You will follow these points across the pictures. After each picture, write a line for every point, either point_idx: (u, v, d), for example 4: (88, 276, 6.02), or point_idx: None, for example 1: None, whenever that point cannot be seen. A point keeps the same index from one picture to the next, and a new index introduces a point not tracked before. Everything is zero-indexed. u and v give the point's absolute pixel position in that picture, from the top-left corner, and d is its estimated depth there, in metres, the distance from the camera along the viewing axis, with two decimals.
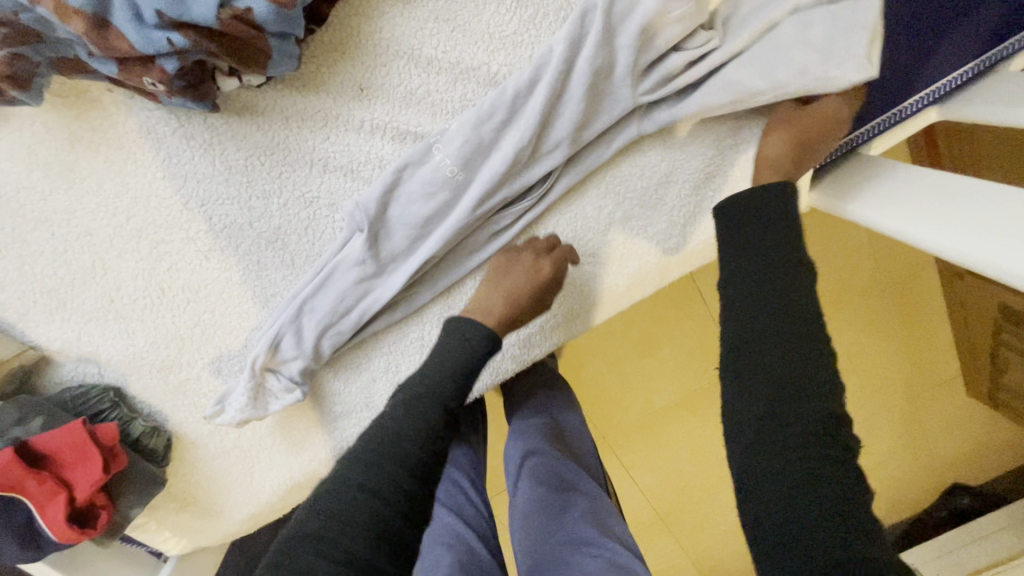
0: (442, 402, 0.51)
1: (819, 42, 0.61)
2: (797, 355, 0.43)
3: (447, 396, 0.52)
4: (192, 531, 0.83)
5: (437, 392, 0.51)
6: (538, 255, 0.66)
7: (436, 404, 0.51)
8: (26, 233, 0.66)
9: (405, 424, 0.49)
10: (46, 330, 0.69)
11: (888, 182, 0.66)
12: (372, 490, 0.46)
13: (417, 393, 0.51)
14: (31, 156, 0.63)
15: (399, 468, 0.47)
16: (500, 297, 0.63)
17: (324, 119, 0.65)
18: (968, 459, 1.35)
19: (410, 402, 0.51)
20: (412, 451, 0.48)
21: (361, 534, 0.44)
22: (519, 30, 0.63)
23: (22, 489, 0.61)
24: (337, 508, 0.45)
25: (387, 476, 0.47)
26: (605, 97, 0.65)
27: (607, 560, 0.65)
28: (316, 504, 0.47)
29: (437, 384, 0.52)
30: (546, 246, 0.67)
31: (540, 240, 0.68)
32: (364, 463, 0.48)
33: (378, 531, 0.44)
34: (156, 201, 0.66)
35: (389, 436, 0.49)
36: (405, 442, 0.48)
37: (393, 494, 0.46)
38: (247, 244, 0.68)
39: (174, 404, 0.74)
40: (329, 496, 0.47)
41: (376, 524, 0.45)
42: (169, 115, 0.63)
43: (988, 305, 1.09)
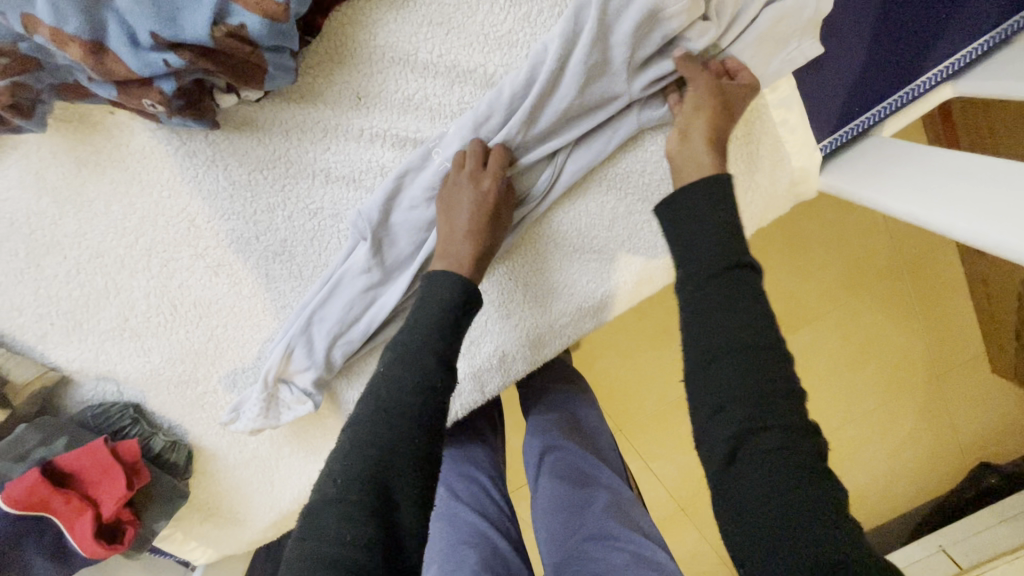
0: (434, 351, 0.52)
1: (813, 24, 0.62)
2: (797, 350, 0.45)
3: (439, 345, 0.53)
4: (218, 540, 0.85)
5: (429, 342, 0.53)
6: (472, 174, 0.62)
7: (429, 355, 0.52)
8: (40, 257, 0.67)
9: (404, 380, 0.50)
10: (65, 351, 0.71)
11: (903, 164, 0.64)
12: (381, 449, 0.47)
13: (413, 349, 0.52)
14: (39, 182, 0.64)
15: (403, 420, 0.49)
16: (463, 244, 0.61)
17: (323, 130, 0.65)
18: (998, 439, 1.31)
19: (407, 355, 0.52)
20: (416, 403, 0.49)
21: (380, 488, 0.46)
22: (514, 29, 0.62)
23: (50, 507, 0.63)
24: (352, 473, 0.47)
25: (399, 431, 0.48)
26: (603, 92, 0.63)
27: (631, 554, 0.65)
28: (330, 471, 0.48)
29: (431, 333, 0.53)
30: (475, 160, 0.62)
31: (463, 157, 0.62)
32: (367, 424, 0.49)
33: (403, 484, 0.47)
34: (163, 220, 0.66)
35: (389, 392, 0.50)
36: (406, 394, 0.50)
37: (405, 446, 0.48)
38: (255, 257, 0.69)
39: (192, 417, 0.75)
40: (342, 461, 0.48)
41: (400, 479, 0.47)
42: (171, 134, 0.63)
43: (1011, 278, 1.07)
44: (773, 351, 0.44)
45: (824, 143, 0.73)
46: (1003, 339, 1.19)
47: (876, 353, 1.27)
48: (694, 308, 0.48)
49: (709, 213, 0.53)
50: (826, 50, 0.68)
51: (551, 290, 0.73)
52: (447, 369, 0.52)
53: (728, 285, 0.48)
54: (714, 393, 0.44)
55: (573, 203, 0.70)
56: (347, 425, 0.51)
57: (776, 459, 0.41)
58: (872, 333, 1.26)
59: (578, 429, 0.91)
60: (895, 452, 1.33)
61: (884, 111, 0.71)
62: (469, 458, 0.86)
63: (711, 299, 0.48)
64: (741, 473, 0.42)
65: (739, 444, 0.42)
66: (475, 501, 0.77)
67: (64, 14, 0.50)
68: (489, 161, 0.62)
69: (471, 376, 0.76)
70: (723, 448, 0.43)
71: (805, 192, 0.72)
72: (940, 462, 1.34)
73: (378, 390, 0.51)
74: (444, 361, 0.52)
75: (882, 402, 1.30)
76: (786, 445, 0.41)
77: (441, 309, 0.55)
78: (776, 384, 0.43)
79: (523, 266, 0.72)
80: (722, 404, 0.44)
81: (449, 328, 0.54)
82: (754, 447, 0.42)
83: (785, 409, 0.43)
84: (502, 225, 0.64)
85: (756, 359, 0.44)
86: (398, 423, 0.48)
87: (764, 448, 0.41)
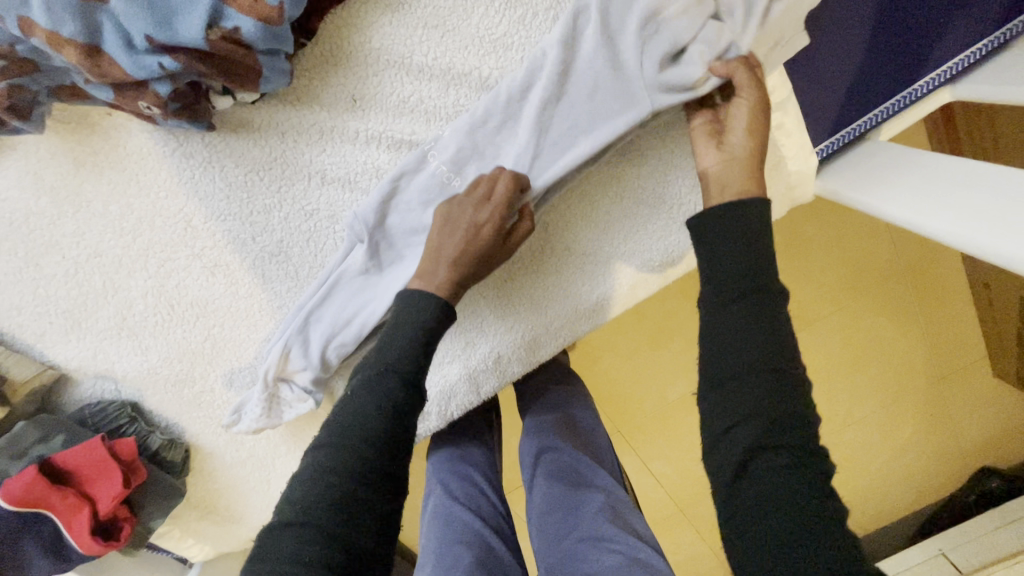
0: (401, 376, 0.53)
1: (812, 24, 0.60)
2: (788, 357, 0.45)
3: (408, 368, 0.53)
4: (215, 537, 0.86)
5: (397, 366, 0.53)
6: (478, 207, 0.60)
7: (396, 379, 0.52)
8: (38, 257, 0.67)
9: (367, 404, 0.51)
10: (64, 350, 0.71)
11: (903, 168, 0.64)
12: (341, 472, 0.48)
13: (381, 373, 0.53)
14: (38, 182, 0.65)
15: (364, 444, 0.49)
16: (444, 268, 0.60)
17: (319, 132, 0.65)
18: (997, 443, 1.30)
19: (375, 378, 0.53)
20: (379, 426, 0.50)
21: (337, 511, 0.46)
22: (509, 31, 0.62)
23: (47, 503, 0.63)
24: (312, 496, 0.47)
25: (359, 454, 0.49)
26: (612, 93, 0.60)
27: (624, 555, 0.65)
28: (291, 493, 0.48)
29: (399, 358, 0.53)
30: (485, 193, 0.60)
31: (478, 184, 0.61)
32: (330, 446, 0.49)
33: (361, 508, 0.47)
34: (161, 221, 0.67)
35: (354, 415, 0.51)
36: (370, 417, 0.50)
37: (365, 469, 0.48)
38: (251, 258, 0.69)
39: (189, 416, 0.76)
40: (304, 483, 0.48)
41: (358, 502, 0.47)
42: (168, 136, 0.63)
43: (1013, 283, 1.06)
44: (761, 357, 0.45)
45: (820, 147, 0.73)
46: (1005, 343, 1.18)
47: (876, 357, 1.27)
48: (708, 325, 0.49)
49: (716, 226, 0.52)
50: (822, 53, 0.68)
51: (546, 291, 0.74)
52: (412, 393, 0.53)
53: (744, 297, 0.48)
54: (722, 408, 0.45)
55: (569, 207, 0.71)
56: (311, 448, 0.51)
57: (767, 466, 0.42)
58: (872, 337, 1.25)
59: (574, 430, 0.91)
60: (893, 455, 1.33)
61: (884, 113, 0.71)
62: (465, 458, 0.86)
63: (716, 311, 0.49)
64: (746, 488, 0.43)
65: (749, 459, 0.43)
66: (470, 501, 0.78)
67: (60, 18, 0.50)
68: (498, 187, 0.60)
69: (466, 377, 0.76)
70: (731, 464, 0.44)
71: (801, 196, 0.72)
72: (938, 465, 1.34)
73: (344, 414, 0.51)
74: (410, 385, 0.53)
75: (881, 406, 1.30)
76: (789, 461, 0.42)
77: (412, 331, 0.55)
78: (784, 402, 0.44)
79: (519, 266, 0.73)
80: (729, 418, 0.45)
81: (420, 351, 0.55)
82: (762, 460, 0.43)
83: (792, 423, 0.43)
84: (493, 261, 0.62)
85: (757, 371, 0.45)
86: (359, 446, 0.49)
87: (768, 468, 0.42)
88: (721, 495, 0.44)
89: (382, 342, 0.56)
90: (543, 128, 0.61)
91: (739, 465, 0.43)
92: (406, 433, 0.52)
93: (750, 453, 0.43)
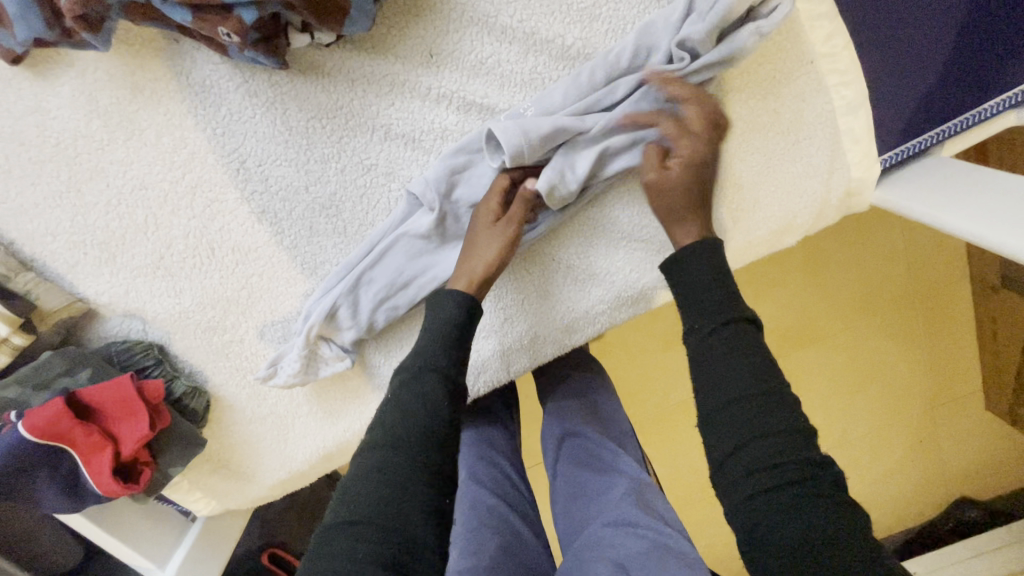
0: (440, 376, 0.54)
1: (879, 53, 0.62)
2: None
3: (444, 370, 0.54)
4: (222, 493, 0.83)
5: (433, 367, 0.54)
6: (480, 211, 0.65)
7: (434, 378, 0.53)
8: (81, 183, 0.64)
9: (411, 407, 0.51)
10: (95, 284, 0.68)
11: (967, 183, 0.64)
12: (391, 472, 0.47)
13: (421, 373, 0.54)
14: (91, 104, 0.62)
15: (412, 441, 0.49)
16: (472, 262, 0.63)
17: (390, 83, 0.64)
18: (983, 475, 1.31)
19: (412, 378, 0.54)
20: (427, 420, 0.50)
21: (396, 505, 0.46)
22: (597, 2, 0.62)
23: (71, 438, 0.61)
24: (364, 493, 0.47)
25: (411, 449, 0.49)
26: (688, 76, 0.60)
27: (651, 541, 0.63)
28: (344, 496, 0.48)
29: (433, 361, 0.54)
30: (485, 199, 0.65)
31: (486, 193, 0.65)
32: (377, 446, 0.49)
33: (416, 503, 0.46)
34: (213, 158, 0.65)
35: (394, 415, 0.51)
36: (412, 415, 0.50)
37: (412, 466, 0.48)
38: (301, 209, 0.67)
39: (215, 365, 0.73)
40: (357, 480, 0.48)
41: (413, 498, 0.46)
42: (234, 70, 0.61)
43: None
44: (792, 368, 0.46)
45: (885, 156, 0.71)
46: (1001, 378, 1.20)
47: (883, 379, 1.28)
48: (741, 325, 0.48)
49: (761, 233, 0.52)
50: (900, 60, 0.67)
51: (591, 273, 0.73)
52: (450, 391, 0.54)
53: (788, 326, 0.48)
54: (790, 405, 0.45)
55: (630, 194, 0.70)
56: (359, 451, 0.51)
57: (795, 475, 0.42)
58: (878, 358, 1.27)
59: (596, 416, 0.91)
60: (883, 476, 1.32)
61: (949, 130, 0.69)
62: (487, 441, 0.86)
63: None
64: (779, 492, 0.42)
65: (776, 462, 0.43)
66: (495, 484, 0.77)
67: None
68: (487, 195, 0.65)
69: (499, 354, 0.75)
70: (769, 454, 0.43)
71: (857, 204, 0.72)
72: (925, 489, 1.33)
73: (389, 414, 0.51)
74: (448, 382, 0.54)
75: (881, 427, 1.30)
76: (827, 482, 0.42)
77: (450, 334, 0.57)
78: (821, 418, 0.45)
79: (572, 247, 0.72)
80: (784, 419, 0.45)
81: (453, 351, 0.56)
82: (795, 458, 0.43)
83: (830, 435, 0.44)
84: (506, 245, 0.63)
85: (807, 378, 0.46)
86: (405, 444, 0.49)
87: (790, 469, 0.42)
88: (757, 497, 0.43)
89: (443, 328, 0.57)
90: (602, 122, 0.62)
91: (778, 467, 0.42)
92: (450, 430, 0.51)
93: (774, 465, 0.43)
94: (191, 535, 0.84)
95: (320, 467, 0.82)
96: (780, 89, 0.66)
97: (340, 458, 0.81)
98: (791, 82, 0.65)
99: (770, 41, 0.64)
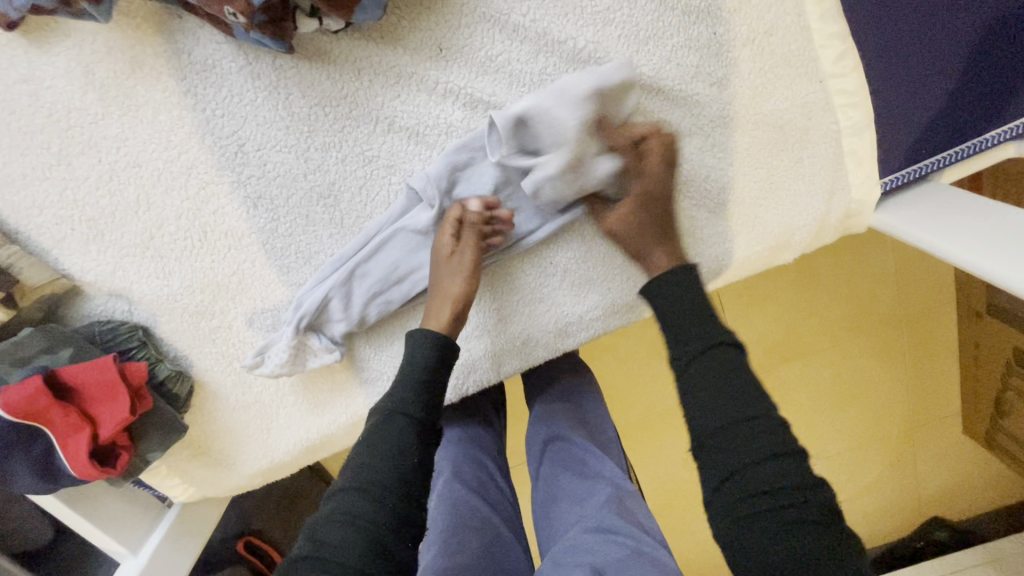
0: (415, 420, 0.53)
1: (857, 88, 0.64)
2: None
3: (418, 414, 0.53)
4: (201, 481, 0.81)
5: (406, 411, 0.53)
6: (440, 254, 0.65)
7: (409, 423, 0.52)
8: (72, 156, 0.63)
9: (378, 452, 0.50)
10: (81, 260, 0.66)
11: (963, 209, 0.64)
12: (355, 517, 0.47)
13: (394, 415, 0.53)
14: (87, 76, 0.60)
15: (376, 488, 0.48)
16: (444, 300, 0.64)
17: (397, 75, 0.63)
18: (956, 496, 1.34)
19: (384, 420, 0.53)
20: (397, 472, 0.49)
21: (358, 554, 0.45)
22: (612, 6, 0.61)
23: (46, 418, 0.59)
24: (327, 538, 0.46)
25: (382, 502, 0.47)
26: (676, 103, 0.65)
27: (630, 548, 0.63)
28: (311, 534, 0.47)
29: (404, 404, 0.53)
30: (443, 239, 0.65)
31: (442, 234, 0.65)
32: (349, 492, 0.48)
33: (377, 553, 0.45)
34: (211, 139, 0.63)
35: (364, 460, 0.50)
36: (384, 464, 0.49)
37: (378, 515, 0.47)
38: (298, 197, 0.66)
39: (201, 350, 0.72)
40: (326, 526, 0.47)
41: (375, 543, 0.45)
42: (238, 51, 0.60)
43: (1004, 345, 1.08)
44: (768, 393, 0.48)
45: (885, 180, 0.71)
46: (979, 405, 1.22)
47: (866, 398, 1.29)
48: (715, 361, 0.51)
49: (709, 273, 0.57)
50: (907, 83, 0.67)
51: (589, 278, 0.72)
52: (423, 435, 0.52)
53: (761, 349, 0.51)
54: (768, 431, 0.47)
55: None
56: (330, 493, 0.50)
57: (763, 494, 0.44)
58: (862, 377, 1.28)
59: (582, 421, 0.91)
60: (860, 491, 1.33)
61: (951, 158, 0.69)
62: (473, 439, 0.85)
63: None
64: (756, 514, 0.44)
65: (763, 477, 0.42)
66: (479, 485, 0.76)
67: None
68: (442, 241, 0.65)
69: (490, 355, 0.74)
70: None
71: (855, 226, 0.72)
72: (901, 505, 1.34)
73: (359, 455, 0.51)
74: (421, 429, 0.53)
75: (859, 444, 1.32)
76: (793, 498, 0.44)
77: (423, 376, 0.56)
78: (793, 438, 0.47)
79: (571, 251, 0.72)
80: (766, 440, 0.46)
81: (428, 395, 0.55)
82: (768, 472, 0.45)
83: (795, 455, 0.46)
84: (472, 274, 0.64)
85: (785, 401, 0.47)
86: (373, 489, 0.48)
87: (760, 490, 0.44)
88: (732, 520, 0.45)
89: (421, 361, 0.57)
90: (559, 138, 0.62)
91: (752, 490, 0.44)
92: (421, 474, 0.50)
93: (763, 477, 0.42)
94: (166, 521, 0.82)
95: (303, 459, 0.81)
96: (789, 106, 0.65)
97: (323, 451, 0.79)
98: (800, 100, 0.65)
99: (783, 57, 0.64)
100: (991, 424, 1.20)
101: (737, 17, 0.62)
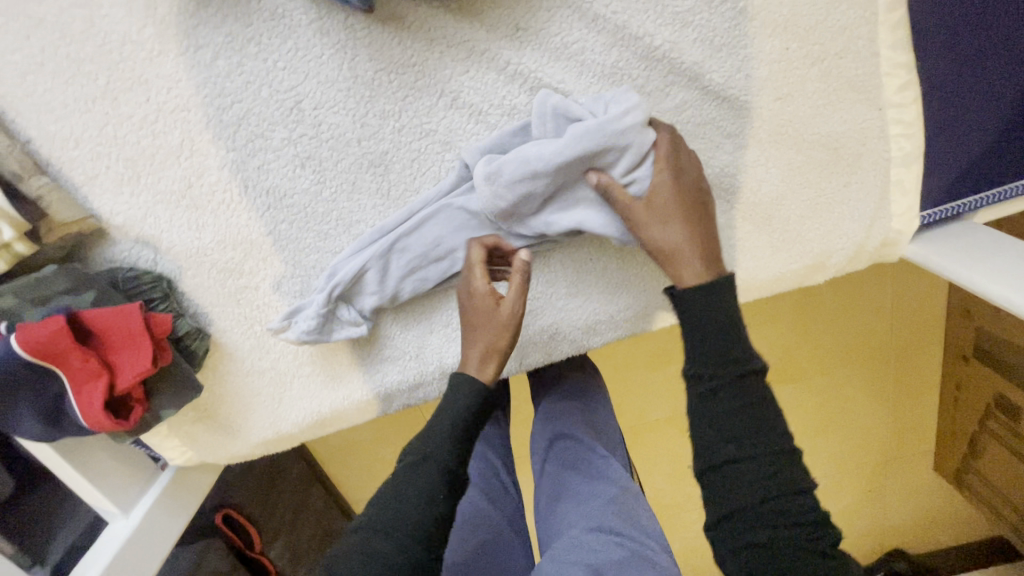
0: (443, 469, 0.51)
1: (913, 119, 0.66)
2: None
3: (447, 462, 0.51)
4: (200, 445, 0.77)
5: (435, 458, 0.51)
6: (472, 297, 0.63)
7: (436, 470, 0.51)
8: (118, 92, 0.60)
9: (402, 499, 0.50)
10: (111, 201, 0.63)
11: (996, 246, 0.66)
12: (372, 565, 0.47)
13: (424, 460, 0.51)
14: (148, 9, 0.58)
15: (395, 536, 0.48)
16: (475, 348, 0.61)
17: (469, 50, 0.62)
18: (920, 530, 1.38)
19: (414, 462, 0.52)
20: (425, 522, 0.49)
21: None
22: (694, 9, 0.61)
23: (64, 361, 0.56)
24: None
25: (403, 551, 0.48)
26: (738, 112, 0.65)
27: (630, 550, 0.64)
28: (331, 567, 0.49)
29: (435, 451, 0.52)
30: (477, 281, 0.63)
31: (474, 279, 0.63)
32: (374, 532, 0.49)
33: None
34: (268, 92, 0.61)
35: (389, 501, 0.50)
36: (413, 511, 0.49)
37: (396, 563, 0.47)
38: (348, 162, 0.64)
39: (223, 309, 0.69)
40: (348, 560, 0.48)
41: None
42: (310, 4, 0.59)
43: (985, 390, 1.10)
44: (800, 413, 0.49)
45: (925, 214, 0.71)
46: (953, 446, 1.25)
47: (856, 425, 1.33)
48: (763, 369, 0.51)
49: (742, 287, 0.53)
50: (959, 120, 0.68)
51: (622, 280, 0.72)
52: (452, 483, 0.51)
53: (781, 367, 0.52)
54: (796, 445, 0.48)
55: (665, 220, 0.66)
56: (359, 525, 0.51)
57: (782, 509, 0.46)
58: (852, 406, 1.31)
59: (592, 422, 0.90)
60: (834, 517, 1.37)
61: (990, 199, 0.70)
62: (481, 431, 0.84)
63: None
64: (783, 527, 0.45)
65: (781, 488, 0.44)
66: (484, 478, 0.76)
67: None
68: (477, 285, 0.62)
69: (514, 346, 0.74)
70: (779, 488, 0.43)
71: (890, 255, 0.73)
72: (871, 534, 1.39)
73: (386, 491, 0.51)
74: (450, 479, 0.51)
75: (841, 469, 1.35)
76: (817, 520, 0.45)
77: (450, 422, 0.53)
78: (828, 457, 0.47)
79: (609, 250, 0.72)
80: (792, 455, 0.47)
81: (460, 440, 0.53)
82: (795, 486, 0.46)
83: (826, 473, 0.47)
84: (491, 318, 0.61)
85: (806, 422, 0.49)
86: (390, 541, 0.48)
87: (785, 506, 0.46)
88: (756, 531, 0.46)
89: (458, 406, 0.54)
90: (550, 158, 0.59)
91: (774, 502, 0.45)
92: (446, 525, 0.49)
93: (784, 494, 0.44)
94: (159, 482, 0.79)
95: (311, 433, 0.78)
96: (845, 129, 0.66)
97: (333, 426, 0.77)
98: (857, 124, 0.66)
99: (847, 81, 0.65)
100: (963, 466, 1.23)
101: (810, 35, 0.63)
